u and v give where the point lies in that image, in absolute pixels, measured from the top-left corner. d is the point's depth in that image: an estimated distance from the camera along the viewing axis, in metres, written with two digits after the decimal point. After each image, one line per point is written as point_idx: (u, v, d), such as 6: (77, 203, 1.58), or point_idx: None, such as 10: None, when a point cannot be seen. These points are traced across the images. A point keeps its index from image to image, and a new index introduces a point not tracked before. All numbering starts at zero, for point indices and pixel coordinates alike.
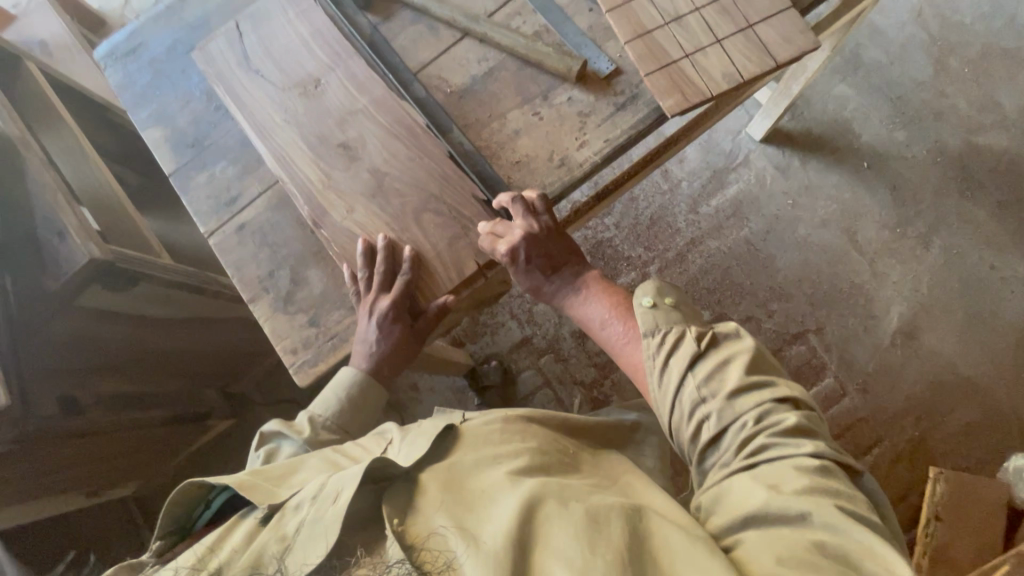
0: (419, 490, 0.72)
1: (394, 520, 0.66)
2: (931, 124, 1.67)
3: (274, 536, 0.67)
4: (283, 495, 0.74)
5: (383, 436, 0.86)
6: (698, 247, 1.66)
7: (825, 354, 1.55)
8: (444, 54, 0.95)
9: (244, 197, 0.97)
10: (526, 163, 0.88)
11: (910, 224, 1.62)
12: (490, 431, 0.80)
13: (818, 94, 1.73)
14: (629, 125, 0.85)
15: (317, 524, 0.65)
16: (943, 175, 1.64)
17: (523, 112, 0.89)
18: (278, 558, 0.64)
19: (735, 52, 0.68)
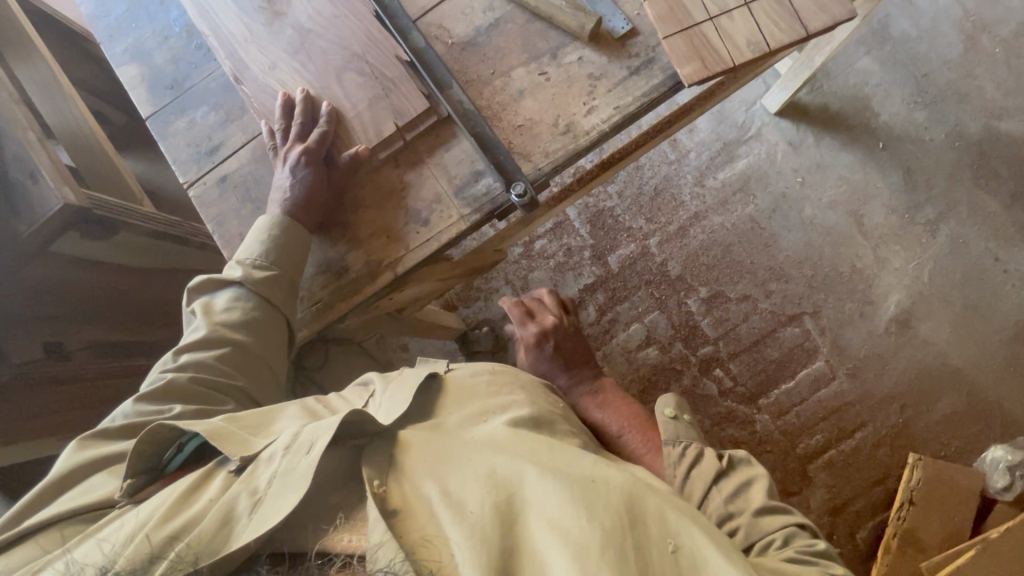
0: (401, 448, 0.69)
1: (375, 480, 0.64)
2: (953, 106, 1.60)
3: (243, 487, 0.64)
4: (257, 443, 0.69)
5: (369, 387, 0.86)
6: (701, 222, 1.62)
7: (818, 337, 1.55)
8: (448, 1, 0.89)
9: (226, 145, 0.91)
10: (529, 127, 0.82)
11: (919, 210, 1.57)
12: (478, 386, 0.81)
13: (840, 67, 1.65)
14: (642, 93, 0.79)
15: (287, 477, 0.62)
16: (959, 161, 1.58)
17: (530, 71, 0.84)
18: (247, 513, 0.60)
19: (763, 17, 0.62)
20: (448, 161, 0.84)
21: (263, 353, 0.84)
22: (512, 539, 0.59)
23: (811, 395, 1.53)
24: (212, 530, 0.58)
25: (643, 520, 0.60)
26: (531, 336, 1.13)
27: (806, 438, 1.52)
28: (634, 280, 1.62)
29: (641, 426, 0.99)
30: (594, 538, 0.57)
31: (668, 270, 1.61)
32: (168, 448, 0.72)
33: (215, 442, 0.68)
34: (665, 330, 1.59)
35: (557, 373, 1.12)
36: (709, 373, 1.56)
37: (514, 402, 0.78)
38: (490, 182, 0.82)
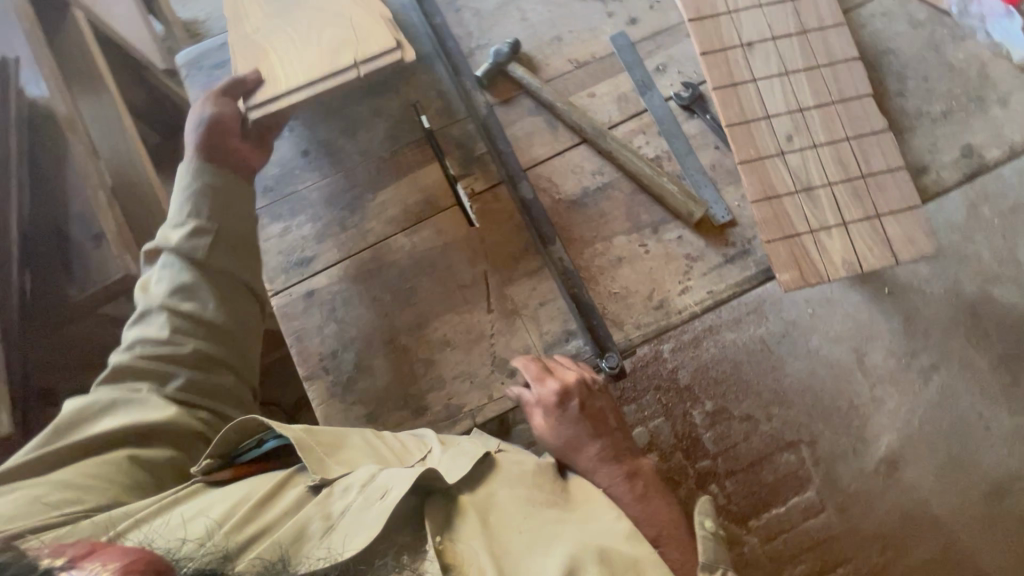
0: (459, 513, 0.76)
1: (436, 536, 0.72)
2: (953, 264, 1.72)
3: (319, 512, 0.73)
4: (334, 469, 0.79)
5: (422, 441, 0.88)
6: (714, 335, 1.67)
7: (812, 467, 1.59)
8: (560, 156, 1.09)
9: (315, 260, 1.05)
10: (623, 296, 1.00)
11: (916, 357, 1.66)
12: (525, 469, 0.83)
13: None
14: (728, 281, 0.99)
15: (362, 516, 0.71)
16: (954, 316, 1.69)
17: (630, 241, 1.03)
18: (318, 537, 0.70)
19: (860, 233, 0.79)
20: (540, 313, 0.96)
21: (218, 283, 0.94)
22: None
23: (799, 523, 1.57)
24: (289, 542, 0.69)
25: None
26: (548, 394, 0.88)
27: (790, 566, 1.55)
28: (644, 382, 1.64)
29: (663, 514, 0.84)
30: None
31: (678, 379, 1.64)
32: (247, 440, 0.84)
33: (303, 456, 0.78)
34: (667, 437, 1.61)
35: (569, 439, 0.87)
36: (705, 488, 1.58)
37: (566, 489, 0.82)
38: (580, 342, 0.95)
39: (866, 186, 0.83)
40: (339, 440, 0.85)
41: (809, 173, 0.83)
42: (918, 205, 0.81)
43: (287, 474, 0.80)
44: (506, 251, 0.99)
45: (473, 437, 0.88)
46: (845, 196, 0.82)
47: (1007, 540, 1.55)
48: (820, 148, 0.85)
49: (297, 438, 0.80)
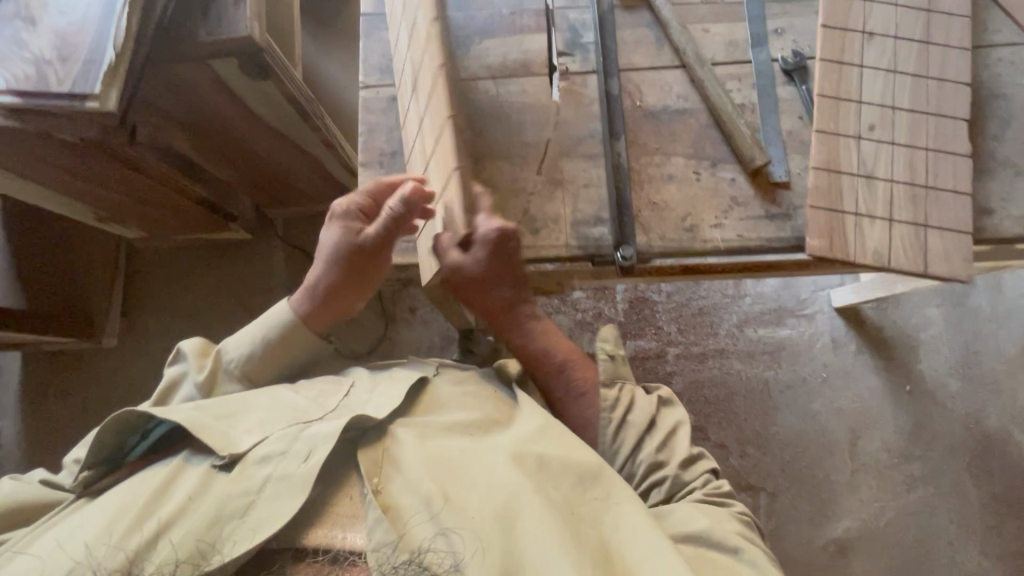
0: (393, 441, 0.82)
1: (372, 477, 0.76)
2: (986, 392, 1.66)
3: (237, 490, 0.73)
4: (241, 441, 0.78)
5: (342, 381, 0.92)
6: (722, 358, 1.67)
7: (763, 517, 1.58)
8: (654, 70, 1.05)
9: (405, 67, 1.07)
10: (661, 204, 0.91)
11: (909, 461, 1.62)
12: (453, 402, 0.91)
13: (912, 303, 1.71)
14: (765, 237, 0.95)
15: (279, 491, 0.72)
16: (965, 440, 1.63)
17: (687, 164, 0.99)
18: (239, 516, 0.71)
19: (898, 236, 0.83)
20: (581, 193, 0.99)
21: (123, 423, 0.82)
22: (499, 558, 0.69)
23: None
24: (205, 521, 0.70)
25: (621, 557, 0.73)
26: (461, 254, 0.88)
27: None
28: (638, 373, 1.66)
29: (574, 353, 1.00)
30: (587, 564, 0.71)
31: (670, 383, 1.65)
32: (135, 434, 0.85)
33: (199, 436, 0.77)
34: None
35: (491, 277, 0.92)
36: None
37: (500, 419, 0.89)
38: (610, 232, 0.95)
39: (925, 197, 0.85)
40: (248, 402, 0.86)
41: (878, 164, 0.86)
42: (966, 231, 0.83)
43: (176, 459, 0.79)
44: (571, 132, 1.02)
45: (408, 368, 0.96)
46: (903, 197, 0.85)
47: None
48: (894, 148, 0.87)
49: (191, 422, 0.78)
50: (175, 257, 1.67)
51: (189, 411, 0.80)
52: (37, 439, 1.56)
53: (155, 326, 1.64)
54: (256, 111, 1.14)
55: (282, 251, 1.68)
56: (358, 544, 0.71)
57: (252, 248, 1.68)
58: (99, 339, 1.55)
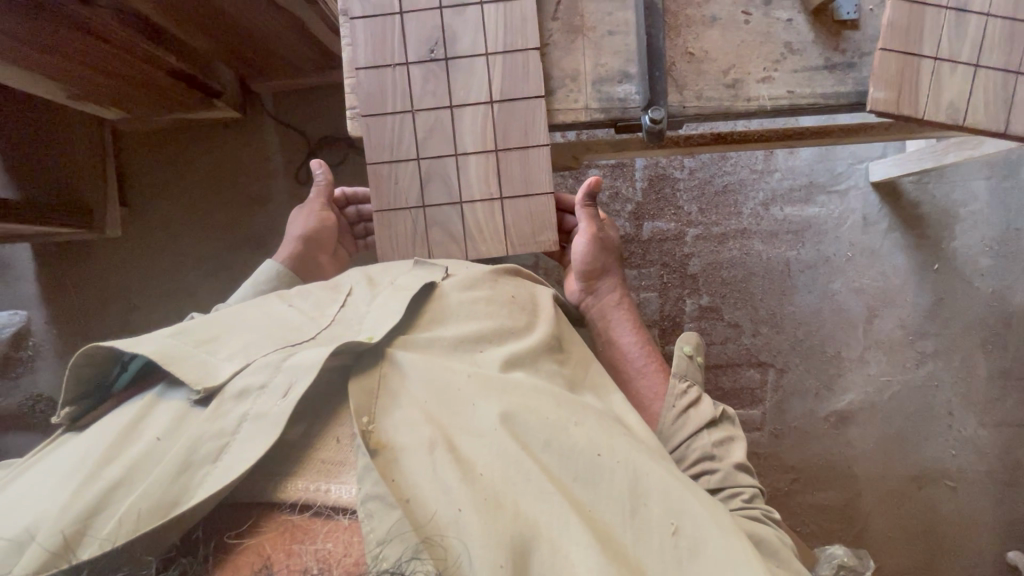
0: (389, 361, 0.69)
1: (363, 417, 0.62)
2: (1018, 270, 1.59)
3: (210, 427, 0.60)
4: (221, 370, 0.65)
5: (340, 288, 0.79)
6: (743, 239, 1.60)
7: (769, 391, 1.63)
8: None
9: None
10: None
11: (923, 339, 1.62)
12: (468, 308, 0.76)
13: (956, 176, 1.58)
14: (823, 92, 0.82)
15: (257, 425, 0.60)
16: (985, 318, 1.61)
17: (734, 3, 0.84)
18: (211, 460, 0.58)
19: (978, 84, 0.75)
20: (605, 42, 0.86)
21: (87, 362, 0.68)
22: (510, 509, 0.56)
23: None
24: (168, 472, 0.56)
25: (646, 504, 0.59)
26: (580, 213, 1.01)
27: None
28: (654, 254, 1.61)
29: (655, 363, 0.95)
30: (607, 513, 0.59)
31: (688, 265, 1.60)
32: (113, 368, 0.71)
33: (171, 368, 0.64)
34: (652, 312, 1.61)
35: (594, 279, 1.02)
36: None
37: (512, 328, 0.75)
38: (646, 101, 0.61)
39: (1016, 33, 0.76)
40: (234, 325, 0.71)
41: None
42: None
43: (148, 397, 0.65)
44: None
45: (409, 273, 0.80)
46: (996, 38, 0.76)
47: (904, 519, 1.64)
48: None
49: (158, 352, 0.64)
50: (165, 141, 1.57)
51: (153, 336, 0.67)
52: (63, 326, 1.60)
53: (159, 214, 1.59)
54: None
55: (275, 130, 1.56)
56: (346, 500, 0.58)
57: (246, 130, 1.56)
58: (103, 228, 1.51)
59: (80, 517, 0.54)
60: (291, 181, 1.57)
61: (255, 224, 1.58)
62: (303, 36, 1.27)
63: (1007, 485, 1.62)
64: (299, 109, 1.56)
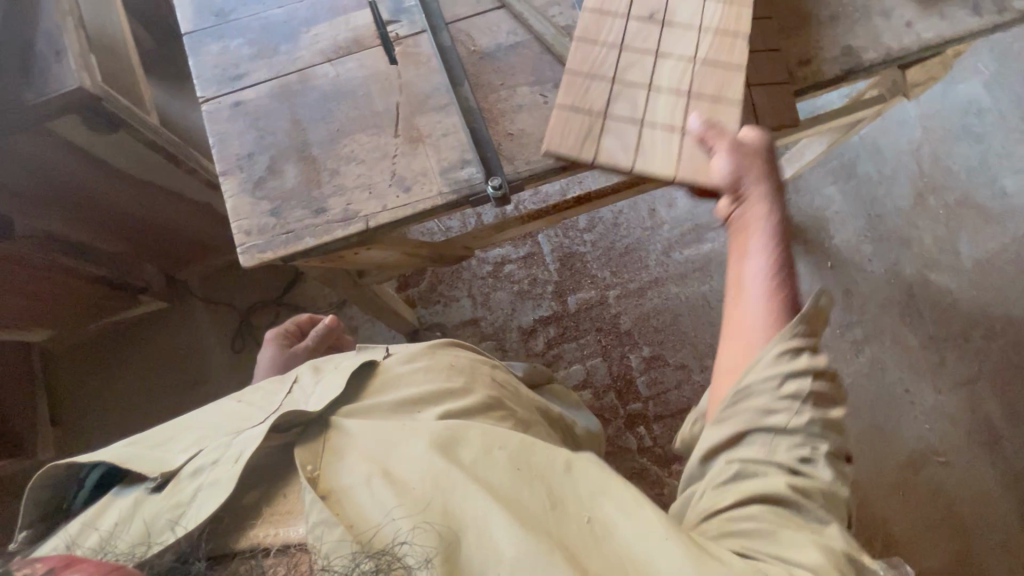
0: (335, 428, 0.69)
1: (308, 466, 0.63)
2: (896, 247, 1.79)
3: (169, 503, 0.60)
4: (176, 458, 0.65)
5: (286, 378, 0.81)
6: (659, 287, 1.73)
7: None
8: None
9: (251, 88, 0.78)
10: (517, 138, 0.77)
11: (849, 329, 1.73)
12: (409, 375, 0.78)
13: (809, 188, 1.84)
14: None
15: (212, 487, 0.60)
16: (891, 295, 1.75)
17: None
18: (170, 527, 0.57)
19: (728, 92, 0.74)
20: None
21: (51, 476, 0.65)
22: (440, 518, 0.57)
23: None
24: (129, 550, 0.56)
25: (565, 502, 0.60)
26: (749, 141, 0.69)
27: None
28: (587, 323, 1.70)
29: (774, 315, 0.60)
30: (530, 507, 0.59)
31: (619, 323, 1.70)
32: (70, 483, 0.67)
33: (126, 465, 0.64)
34: (602, 376, 1.66)
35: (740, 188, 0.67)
36: (633, 428, 1.63)
37: (448, 389, 0.75)
38: (473, 172, 0.75)
39: None
40: (187, 427, 0.72)
41: None
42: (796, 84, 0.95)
43: (106, 495, 0.64)
44: None
45: (352, 356, 0.82)
46: None
47: (919, 511, 1.59)
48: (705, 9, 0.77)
49: (115, 457, 0.65)
50: (99, 350, 1.60)
51: (109, 449, 0.68)
52: None
53: (95, 419, 1.56)
54: (121, 167, 1.10)
55: (205, 310, 1.63)
56: (295, 537, 0.58)
57: (176, 316, 1.62)
58: (32, 451, 1.45)
59: None
60: (226, 351, 1.60)
61: (194, 401, 1.55)
62: (207, 216, 1.39)
63: (991, 443, 1.63)
64: (225, 285, 1.65)
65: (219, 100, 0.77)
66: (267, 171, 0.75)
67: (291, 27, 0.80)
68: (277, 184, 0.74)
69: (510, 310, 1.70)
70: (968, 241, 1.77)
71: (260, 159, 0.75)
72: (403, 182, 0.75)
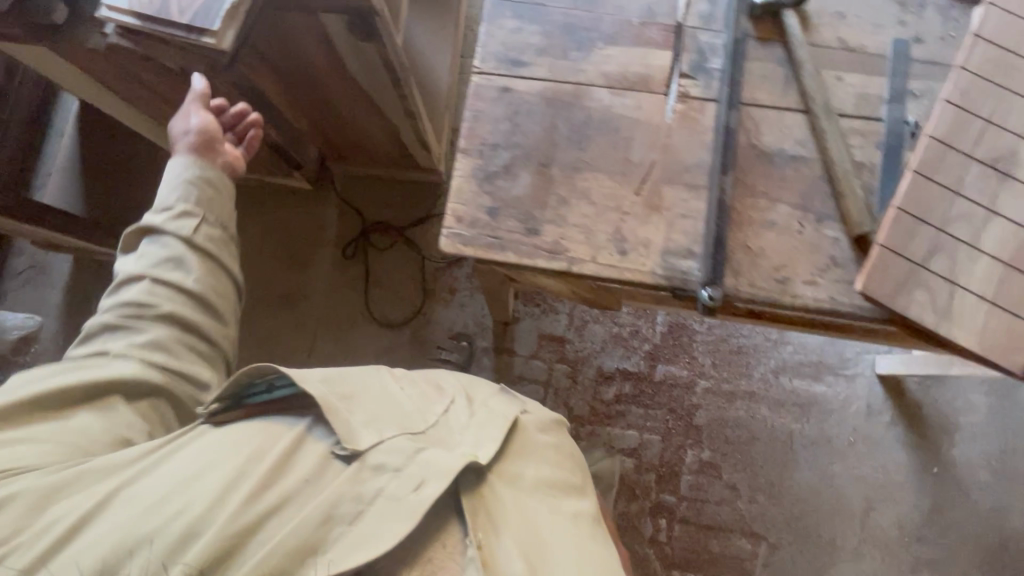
0: (486, 488, 0.59)
1: (474, 534, 0.55)
2: (1016, 492, 1.59)
3: (351, 494, 0.54)
4: (364, 436, 0.58)
5: (441, 386, 0.70)
6: (750, 401, 1.63)
7: (760, 567, 1.56)
8: None
9: (525, 79, 0.75)
10: (753, 255, 0.71)
11: (918, 544, 1.58)
12: (546, 446, 0.69)
13: (956, 385, 1.65)
14: None
15: (388, 510, 0.53)
16: (982, 535, 1.58)
17: None
18: (348, 524, 0.52)
19: (992, 327, 0.63)
20: None
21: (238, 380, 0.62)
22: None
23: None
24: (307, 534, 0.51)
25: None
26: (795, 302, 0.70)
27: None
28: (663, 398, 1.64)
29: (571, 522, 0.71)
30: None
31: (694, 415, 1.63)
32: (259, 381, 0.64)
33: (329, 415, 0.58)
34: (652, 456, 1.61)
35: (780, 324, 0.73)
36: (654, 517, 1.58)
37: (580, 489, 0.67)
38: (693, 268, 0.70)
39: None
40: (369, 387, 0.64)
41: None
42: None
43: (299, 429, 0.59)
44: None
45: (496, 396, 0.71)
46: None
47: None
48: None
49: (322, 398, 0.59)
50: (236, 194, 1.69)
51: (308, 375, 0.61)
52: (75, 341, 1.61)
53: None
54: (350, 70, 1.09)
55: (336, 207, 1.69)
56: None
57: (311, 200, 1.69)
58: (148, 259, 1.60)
59: (211, 554, 0.49)
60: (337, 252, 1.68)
61: (291, 283, 1.67)
62: (389, 133, 1.38)
63: None
64: (363, 193, 1.70)
65: (491, 77, 0.75)
66: (502, 168, 0.73)
67: (589, 36, 0.77)
68: (506, 185, 0.72)
69: (599, 347, 1.66)
70: None
71: (502, 153, 0.73)
72: (622, 243, 0.71)
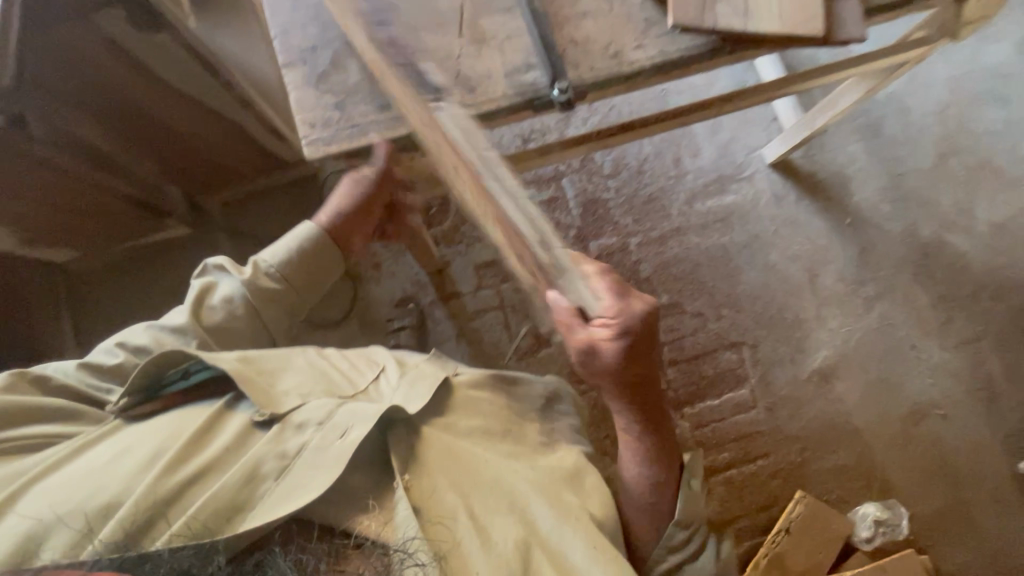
0: (422, 442, 0.70)
1: (405, 472, 0.66)
2: (914, 208, 1.77)
3: (274, 442, 0.66)
4: (285, 402, 0.71)
5: (374, 363, 0.84)
6: (680, 236, 1.75)
7: (750, 368, 1.68)
8: None
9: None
10: (580, 45, 0.79)
11: (864, 284, 1.73)
12: (478, 400, 0.80)
13: (834, 143, 1.81)
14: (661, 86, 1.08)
15: (321, 450, 0.64)
16: (905, 254, 1.74)
17: None
18: (275, 475, 0.63)
19: (786, 9, 0.73)
20: None
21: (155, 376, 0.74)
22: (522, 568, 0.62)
23: (730, 417, 1.66)
24: (235, 485, 0.61)
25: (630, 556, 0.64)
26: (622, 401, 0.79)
27: (716, 453, 1.65)
28: None
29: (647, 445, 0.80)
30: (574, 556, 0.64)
31: (639, 269, 1.73)
32: (173, 370, 0.76)
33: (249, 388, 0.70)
34: None
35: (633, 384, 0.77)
36: None
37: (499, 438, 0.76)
38: (538, 76, 0.78)
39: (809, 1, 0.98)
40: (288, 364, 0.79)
41: None
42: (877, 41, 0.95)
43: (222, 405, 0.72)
44: None
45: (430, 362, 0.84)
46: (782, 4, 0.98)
47: (917, 459, 1.63)
48: None
49: (236, 369, 0.72)
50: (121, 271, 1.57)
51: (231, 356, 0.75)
52: None
53: None
54: (145, 62, 1.08)
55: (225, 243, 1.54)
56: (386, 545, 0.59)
57: (196, 246, 1.55)
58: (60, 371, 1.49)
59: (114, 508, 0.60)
60: None
61: None
62: (237, 137, 1.33)
63: (988, 399, 1.66)
64: (247, 214, 1.55)
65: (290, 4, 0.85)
66: None
67: None
68: None
69: None
70: (986, 203, 1.75)
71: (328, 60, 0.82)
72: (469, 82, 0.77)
